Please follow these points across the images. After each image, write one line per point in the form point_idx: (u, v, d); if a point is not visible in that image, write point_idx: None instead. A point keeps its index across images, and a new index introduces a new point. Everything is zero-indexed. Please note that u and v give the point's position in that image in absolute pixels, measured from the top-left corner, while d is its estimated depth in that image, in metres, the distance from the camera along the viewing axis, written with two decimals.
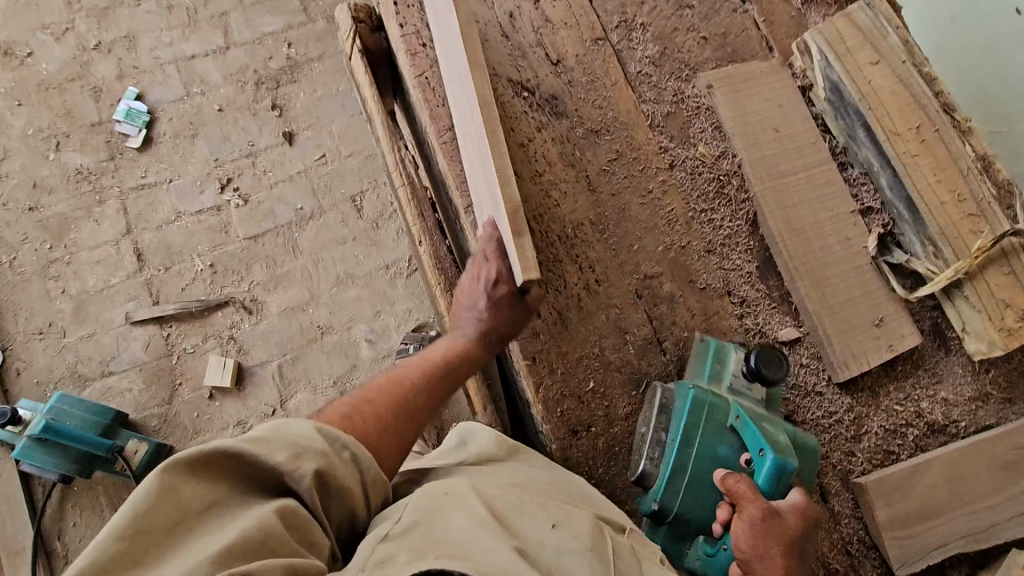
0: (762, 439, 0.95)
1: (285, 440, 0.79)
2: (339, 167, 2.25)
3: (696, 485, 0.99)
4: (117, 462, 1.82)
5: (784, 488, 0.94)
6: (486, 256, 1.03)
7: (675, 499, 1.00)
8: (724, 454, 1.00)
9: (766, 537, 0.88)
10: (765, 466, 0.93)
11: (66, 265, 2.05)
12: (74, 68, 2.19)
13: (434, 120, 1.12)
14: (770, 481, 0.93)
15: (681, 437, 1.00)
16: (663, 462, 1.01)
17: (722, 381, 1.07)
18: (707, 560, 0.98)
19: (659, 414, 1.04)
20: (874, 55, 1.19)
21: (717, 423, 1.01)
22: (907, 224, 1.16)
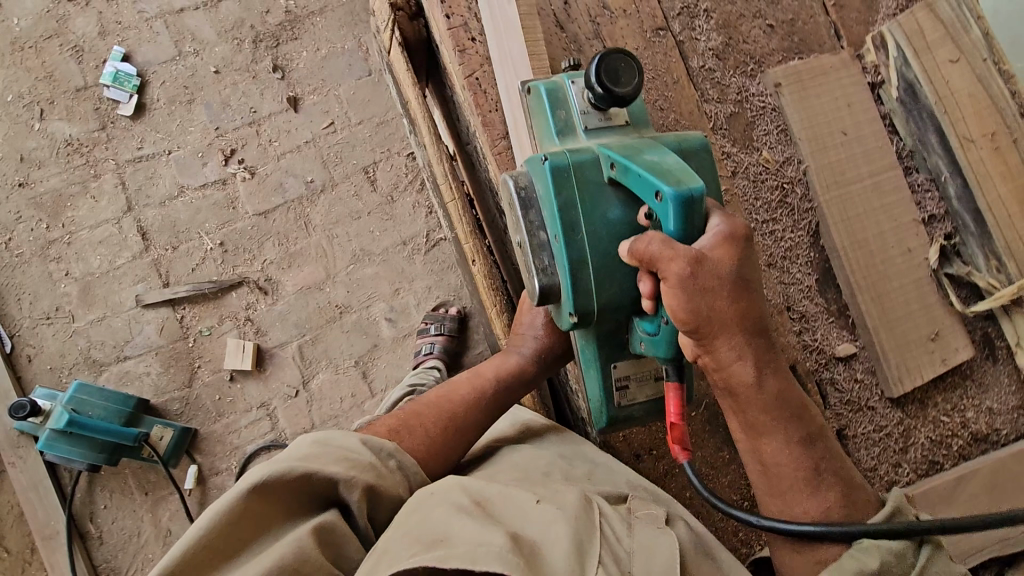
0: (642, 178, 0.73)
1: (337, 455, 0.84)
2: (349, 136, 2.11)
3: (606, 272, 0.80)
4: (144, 448, 1.84)
5: (701, 225, 0.72)
6: None
7: (588, 296, 0.81)
8: (618, 218, 0.80)
9: (704, 289, 0.70)
10: (666, 209, 0.71)
11: (67, 245, 1.96)
12: (50, 24, 2.02)
13: (485, 125, 1.05)
14: (680, 225, 0.71)
15: (560, 226, 0.79)
16: (558, 268, 0.82)
17: (575, 130, 0.85)
18: (653, 344, 0.82)
19: (527, 212, 0.85)
20: (955, 52, 1.11)
21: (592, 182, 0.80)
22: (971, 237, 1.12)
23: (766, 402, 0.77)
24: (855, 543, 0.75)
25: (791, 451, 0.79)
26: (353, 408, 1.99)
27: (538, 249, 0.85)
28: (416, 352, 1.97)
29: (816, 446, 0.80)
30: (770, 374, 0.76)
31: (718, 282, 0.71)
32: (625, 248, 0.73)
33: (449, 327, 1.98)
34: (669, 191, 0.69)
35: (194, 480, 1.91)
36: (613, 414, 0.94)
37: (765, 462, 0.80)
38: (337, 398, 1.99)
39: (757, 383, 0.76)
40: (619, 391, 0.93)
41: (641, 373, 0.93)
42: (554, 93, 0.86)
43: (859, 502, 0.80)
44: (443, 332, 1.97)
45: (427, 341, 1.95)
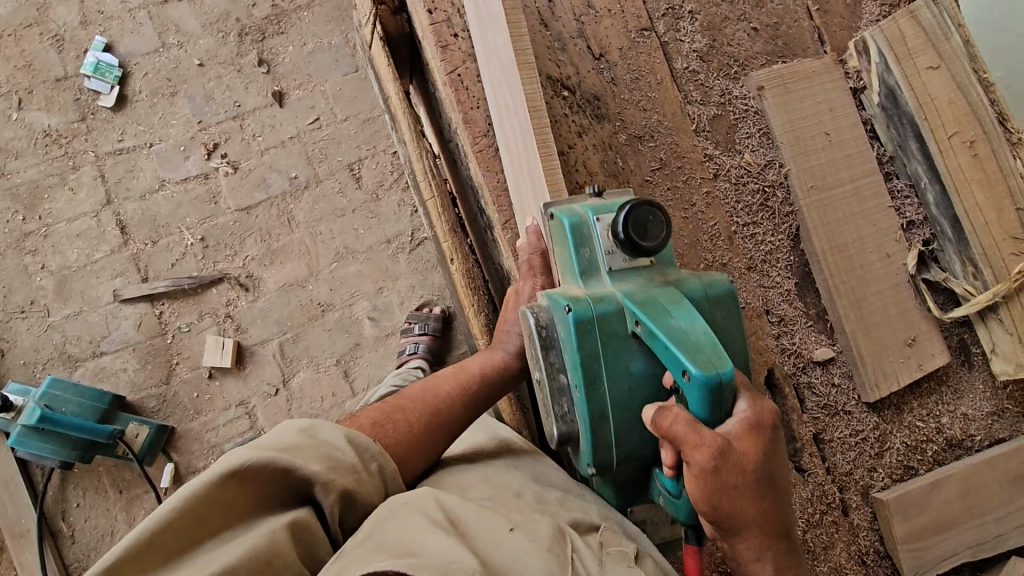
0: (668, 350, 0.69)
1: (320, 450, 0.83)
2: (334, 133, 2.09)
3: (625, 427, 0.79)
4: (119, 446, 1.82)
5: (726, 408, 0.69)
6: (530, 270, 0.95)
7: (608, 449, 0.80)
8: (641, 371, 0.78)
9: (727, 487, 0.68)
10: (692, 387, 0.68)
11: (43, 238, 1.92)
12: (30, 12, 1.98)
13: (466, 122, 1.04)
14: (705, 407, 0.68)
15: (581, 379, 0.77)
16: (578, 416, 0.80)
17: (600, 271, 0.81)
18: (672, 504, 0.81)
19: (549, 354, 0.83)
20: (935, 59, 1.12)
21: (615, 337, 0.77)
22: (949, 243, 1.13)
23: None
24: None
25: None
26: (334, 408, 1.97)
27: (557, 391, 0.84)
28: (399, 353, 1.96)
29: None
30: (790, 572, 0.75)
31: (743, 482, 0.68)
32: (647, 415, 0.70)
33: (433, 327, 1.97)
34: (696, 372, 0.66)
35: (170, 479, 1.88)
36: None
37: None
38: (317, 397, 1.97)
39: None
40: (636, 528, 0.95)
41: (657, 517, 0.96)
42: (578, 229, 0.82)
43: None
44: (427, 331, 1.96)
45: (411, 341, 1.94)
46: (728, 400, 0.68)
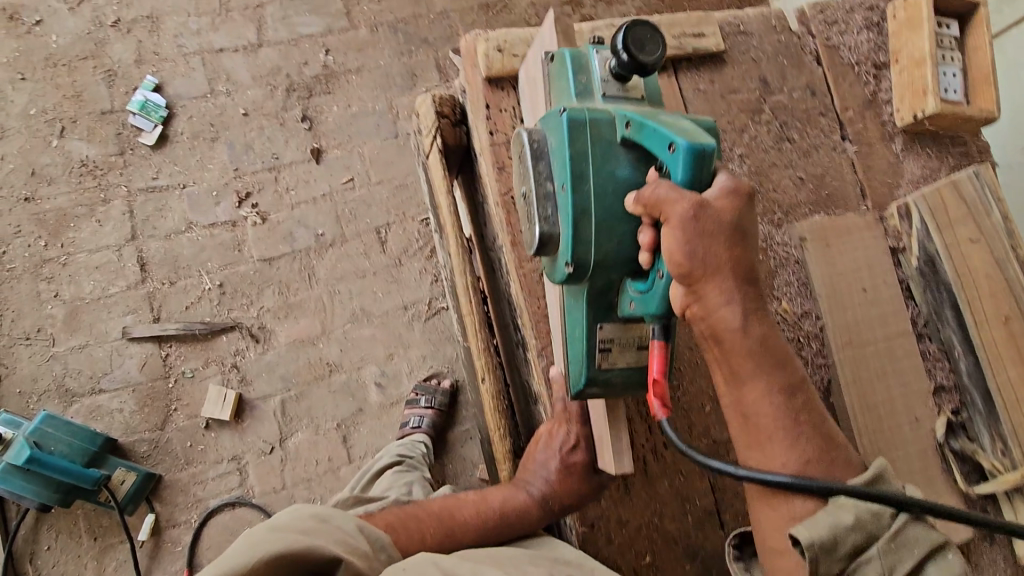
0: (657, 132, 0.73)
1: (335, 534, 0.83)
2: (367, 195, 2.11)
3: (607, 225, 0.79)
4: (102, 492, 1.76)
5: (707, 179, 0.72)
6: (565, 416, 0.99)
7: (587, 251, 0.80)
8: (626, 177, 0.79)
9: (705, 234, 0.69)
10: (676, 159, 0.71)
11: (61, 266, 1.91)
12: (88, 45, 2.03)
13: (514, 245, 1.04)
14: (688, 176, 0.71)
15: (568, 175, 0.79)
16: (561, 217, 0.81)
17: (593, 96, 0.84)
18: (643, 301, 0.79)
19: (538, 164, 0.85)
20: (975, 232, 1.13)
21: (605, 140, 0.79)
22: (979, 415, 1.12)
23: (750, 344, 0.72)
24: (831, 502, 0.71)
25: (772, 402, 0.73)
26: (328, 473, 1.92)
27: (543, 198, 0.84)
28: (402, 424, 1.92)
29: (797, 399, 0.74)
30: (759, 328, 0.72)
31: (720, 229, 0.69)
32: (633, 191, 0.72)
33: (440, 401, 1.95)
34: (682, 142, 0.70)
35: (149, 531, 1.81)
36: (591, 373, 0.87)
37: (745, 413, 0.74)
38: (313, 461, 1.92)
39: (742, 329, 0.72)
40: (601, 351, 0.87)
41: (626, 339, 0.87)
42: (578, 61, 0.86)
43: (836, 463, 0.73)
44: (432, 405, 1.93)
45: (416, 414, 1.91)
46: (708, 171, 0.71)
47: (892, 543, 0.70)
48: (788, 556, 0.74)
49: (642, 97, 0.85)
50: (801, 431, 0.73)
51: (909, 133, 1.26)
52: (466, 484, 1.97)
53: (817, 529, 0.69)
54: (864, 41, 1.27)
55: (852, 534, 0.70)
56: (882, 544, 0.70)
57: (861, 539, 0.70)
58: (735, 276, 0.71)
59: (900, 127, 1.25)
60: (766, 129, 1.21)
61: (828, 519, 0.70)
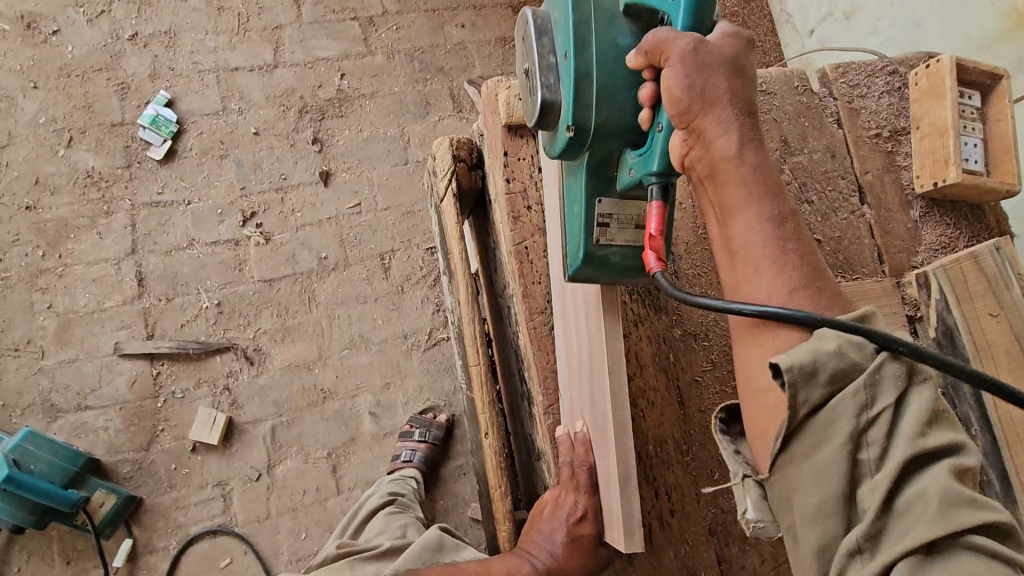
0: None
1: None
2: (373, 220, 2.09)
3: (609, 87, 0.73)
4: (80, 515, 1.70)
5: (709, 24, 0.67)
6: (573, 487, 0.93)
7: (588, 113, 0.74)
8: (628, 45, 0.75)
9: (703, 66, 0.63)
10: (678, 6, 0.66)
11: (57, 276, 1.87)
12: (103, 57, 2.02)
13: (526, 297, 1.01)
14: (689, 23, 0.66)
15: (571, 40, 0.73)
16: (563, 84, 0.76)
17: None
18: (642, 162, 0.73)
19: (541, 38, 0.80)
20: (997, 307, 1.09)
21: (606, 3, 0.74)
22: (995, 496, 1.08)
23: (749, 174, 0.62)
24: (814, 334, 0.58)
25: (762, 229, 0.61)
26: (314, 504, 1.85)
27: (544, 71, 0.79)
28: (393, 457, 1.86)
29: (790, 227, 0.62)
30: (753, 153, 0.63)
31: (719, 62, 0.64)
32: (637, 41, 0.68)
33: (434, 436, 1.89)
34: None
35: (125, 557, 1.74)
36: (587, 249, 0.83)
37: (733, 246, 0.63)
38: (300, 491, 1.86)
39: (736, 155, 0.62)
40: (599, 226, 0.82)
41: (625, 216, 0.82)
42: None
43: (832, 301, 0.60)
44: (426, 439, 1.88)
45: (408, 448, 1.85)
46: (711, 17, 0.67)
47: (879, 373, 0.55)
48: (769, 394, 0.61)
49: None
50: (791, 257, 0.61)
51: (928, 200, 1.24)
52: (457, 522, 1.91)
53: (798, 353, 0.56)
54: (884, 106, 1.27)
55: (835, 359, 0.55)
56: (865, 376, 0.55)
57: (846, 367, 0.56)
58: (734, 107, 0.64)
59: (920, 194, 1.24)
60: (784, 188, 1.21)
61: (808, 344, 0.57)
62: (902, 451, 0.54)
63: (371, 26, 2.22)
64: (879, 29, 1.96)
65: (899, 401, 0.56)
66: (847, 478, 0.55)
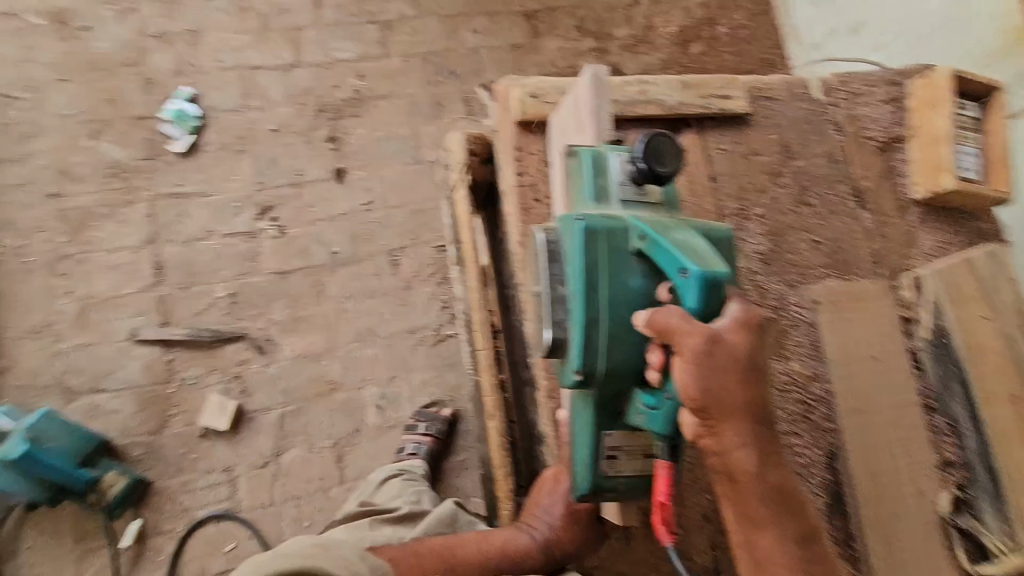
0: (670, 252, 0.82)
1: (334, 559, 0.88)
2: (383, 217, 2.14)
3: (617, 335, 0.88)
4: (91, 495, 1.73)
5: (718, 310, 0.81)
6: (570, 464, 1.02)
7: (596, 359, 0.88)
8: (638, 287, 0.88)
9: (718, 370, 0.78)
10: (688, 284, 0.80)
11: (78, 263, 1.93)
12: (130, 53, 2.10)
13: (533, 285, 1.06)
14: (699, 304, 0.80)
15: (583, 287, 0.87)
16: (572, 323, 0.89)
17: (609, 200, 0.93)
18: (651, 417, 0.88)
19: (554, 268, 0.93)
20: (989, 310, 1.14)
21: (619, 249, 0.88)
22: (985, 492, 1.11)
23: (750, 476, 0.84)
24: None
25: (769, 521, 0.84)
26: (319, 492, 1.89)
27: (558, 302, 0.92)
28: (399, 450, 1.90)
29: (794, 534, 0.86)
30: (764, 465, 0.83)
31: (731, 364, 0.79)
32: (643, 315, 0.82)
33: (438, 429, 1.93)
34: (693, 271, 0.79)
35: (133, 538, 1.78)
36: (595, 481, 0.95)
37: (756, 551, 0.86)
38: (305, 479, 1.90)
39: (754, 474, 0.83)
40: (608, 458, 0.95)
41: (632, 447, 0.95)
42: (597, 163, 0.94)
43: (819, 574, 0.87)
44: (431, 432, 1.92)
45: (413, 440, 1.89)
46: (717, 300, 0.80)
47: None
48: None
49: (658, 200, 0.95)
50: (800, 560, 0.86)
51: (925, 206, 1.28)
52: None
53: None
54: (884, 114, 1.31)
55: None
56: None
57: None
58: (742, 415, 0.82)
59: (917, 200, 1.28)
60: (785, 191, 1.24)
61: None
62: None
63: (388, 30, 2.29)
64: (884, 44, 2.02)
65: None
66: None
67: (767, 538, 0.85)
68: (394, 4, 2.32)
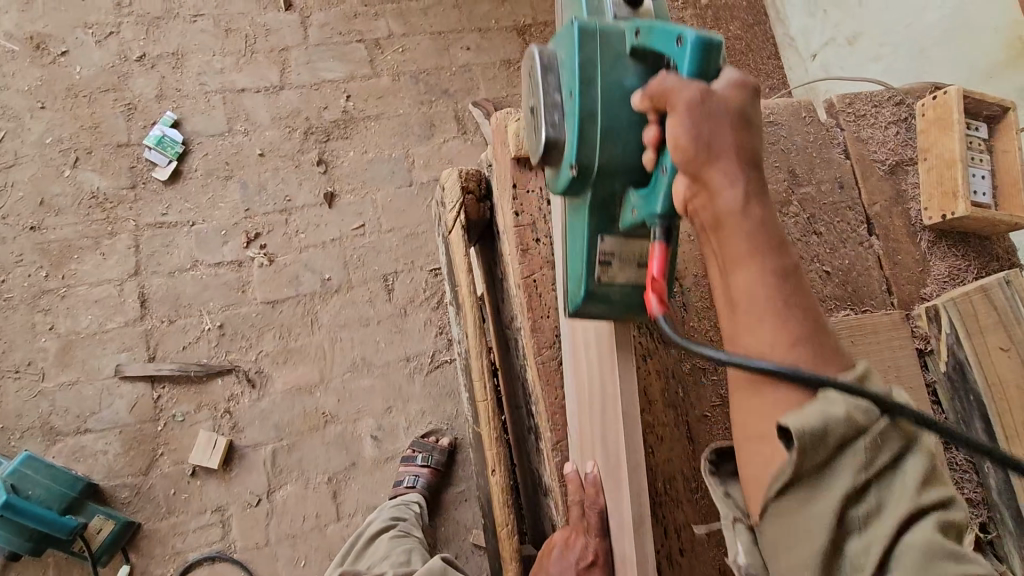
0: (666, 29, 0.67)
1: None
2: (376, 242, 2.08)
3: (612, 130, 0.72)
4: (76, 541, 1.67)
5: (715, 68, 0.64)
6: (583, 528, 0.91)
7: (591, 153, 0.73)
8: (633, 89, 0.72)
9: (709, 113, 0.61)
10: (684, 52, 0.64)
11: (60, 298, 1.87)
12: (110, 78, 2.04)
13: (534, 331, 1.00)
14: (697, 70, 0.64)
15: (576, 81, 0.72)
16: (567, 123, 0.75)
17: (604, 16, 0.80)
18: (645, 204, 0.71)
19: (546, 75, 0.78)
20: (1008, 340, 1.06)
21: (613, 41, 0.73)
22: (1010, 534, 1.06)
23: (752, 223, 0.59)
24: (819, 395, 0.54)
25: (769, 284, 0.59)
26: (314, 530, 1.83)
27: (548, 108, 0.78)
28: (395, 483, 1.84)
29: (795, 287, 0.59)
30: (760, 205, 0.60)
31: (727, 115, 0.61)
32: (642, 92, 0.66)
33: (436, 460, 1.87)
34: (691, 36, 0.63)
35: None
36: (589, 288, 0.81)
37: (732, 296, 0.60)
38: (300, 517, 1.83)
39: (743, 208, 0.59)
40: (601, 265, 0.80)
41: (627, 254, 0.79)
42: None
43: (836, 363, 0.57)
44: (429, 464, 1.86)
45: (411, 473, 1.82)
46: (717, 66, 0.64)
47: (883, 438, 0.53)
48: (766, 444, 0.57)
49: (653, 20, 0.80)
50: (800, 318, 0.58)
51: (936, 231, 1.24)
52: (459, 549, 1.88)
53: (805, 416, 0.53)
54: (891, 136, 1.27)
55: (845, 426, 0.52)
56: (871, 439, 0.52)
57: (854, 434, 0.52)
58: (742, 161, 0.61)
59: (927, 225, 1.23)
60: (793, 220, 1.20)
61: (816, 405, 0.53)
62: (903, 511, 0.51)
63: (377, 49, 2.24)
64: (882, 56, 1.97)
65: (894, 462, 0.53)
66: (835, 541, 0.52)
67: (754, 274, 0.58)
68: (383, 21, 2.27)
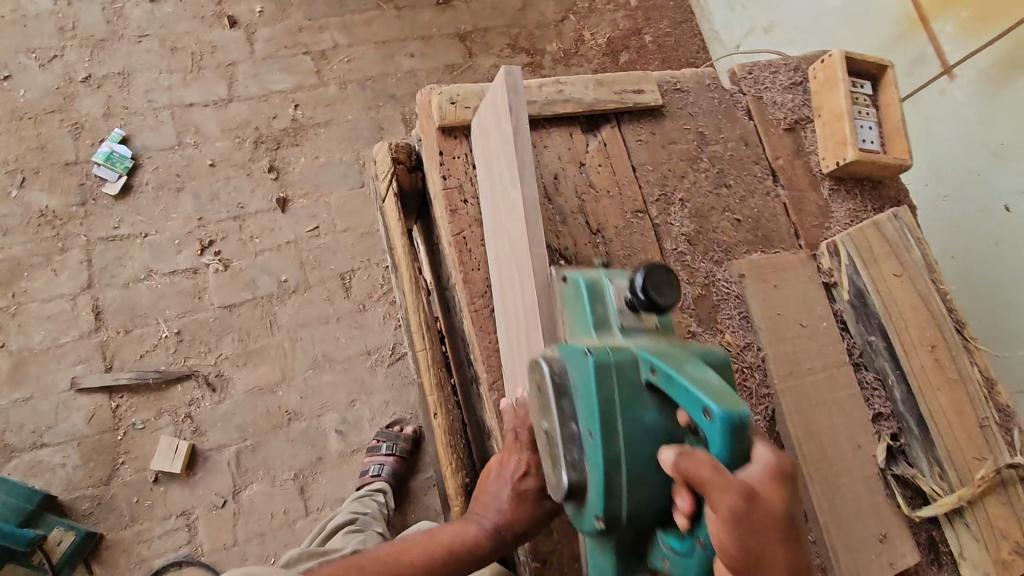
0: (685, 390, 0.67)
1: None
2: (331, 242, 2.14)
3: (636, 479, 0.73)
4: (34, 554, 1.64)
5: (746, 454, 0.65)
6: (516, 442, 0.96)
7: (617, 502, 0.73)
8: (653, 422, 0.73)
9: (758, 528, 0.60)
10: (714, 428, 0.64)
11: (11, 316, 1.87)
12: (56, 99, 2.07)
13: (467, 284, 1.08)
14: (726, 452, 0.64)
15: (598, 429, 0.73)
16: (588, 467, 0.75)
17: (612, 327, 0.82)
18: (680, 566, 0.71)
19: (561, 402, 0.80)
20: (899, 267, 1.21)
21: (629, 383, 0.74)
22: (915, 440, 1.16)
23: None
24: None
25: None
26: (283, 526, 1.84)
27: (567, 440, 0.79)
28: (361, 473, 1.87)
29: None
30: None
31: (774, 527, 0.61)
32: (666, 458, 0.66)
33: (401, 448, 1.91)
34: (717, 411, 0.63)
35: None
36: None
37: None
38: (268, 514, 1.84)
39: None
40: None
41: None
42: (593, 288, 0.85)
43: None
44: (394, 452, 1.89)
45: (376, 462, 1.86)
46: (747, 447, 0.65)
47: None
48: None
49: (657, 327, 0.83)
50: None
51: (835, 177, 1.37)
52: None
53: None
54: (789, 99, 1.40)
55: None
56: None
57: None
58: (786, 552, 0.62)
59: (826, 173, 1.36)
60: (704, 175, 1.31)
61: None
62: None
63: (323, 60, 2.32)
64: (796, 40, 2.15)
65: None
66: None
67: None
68: (328, 34, 2.36)
